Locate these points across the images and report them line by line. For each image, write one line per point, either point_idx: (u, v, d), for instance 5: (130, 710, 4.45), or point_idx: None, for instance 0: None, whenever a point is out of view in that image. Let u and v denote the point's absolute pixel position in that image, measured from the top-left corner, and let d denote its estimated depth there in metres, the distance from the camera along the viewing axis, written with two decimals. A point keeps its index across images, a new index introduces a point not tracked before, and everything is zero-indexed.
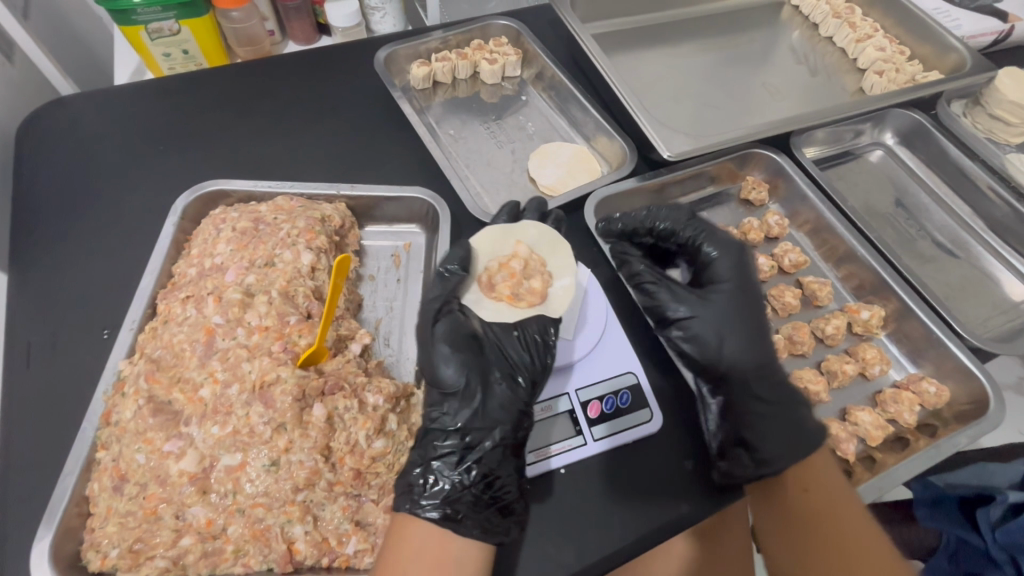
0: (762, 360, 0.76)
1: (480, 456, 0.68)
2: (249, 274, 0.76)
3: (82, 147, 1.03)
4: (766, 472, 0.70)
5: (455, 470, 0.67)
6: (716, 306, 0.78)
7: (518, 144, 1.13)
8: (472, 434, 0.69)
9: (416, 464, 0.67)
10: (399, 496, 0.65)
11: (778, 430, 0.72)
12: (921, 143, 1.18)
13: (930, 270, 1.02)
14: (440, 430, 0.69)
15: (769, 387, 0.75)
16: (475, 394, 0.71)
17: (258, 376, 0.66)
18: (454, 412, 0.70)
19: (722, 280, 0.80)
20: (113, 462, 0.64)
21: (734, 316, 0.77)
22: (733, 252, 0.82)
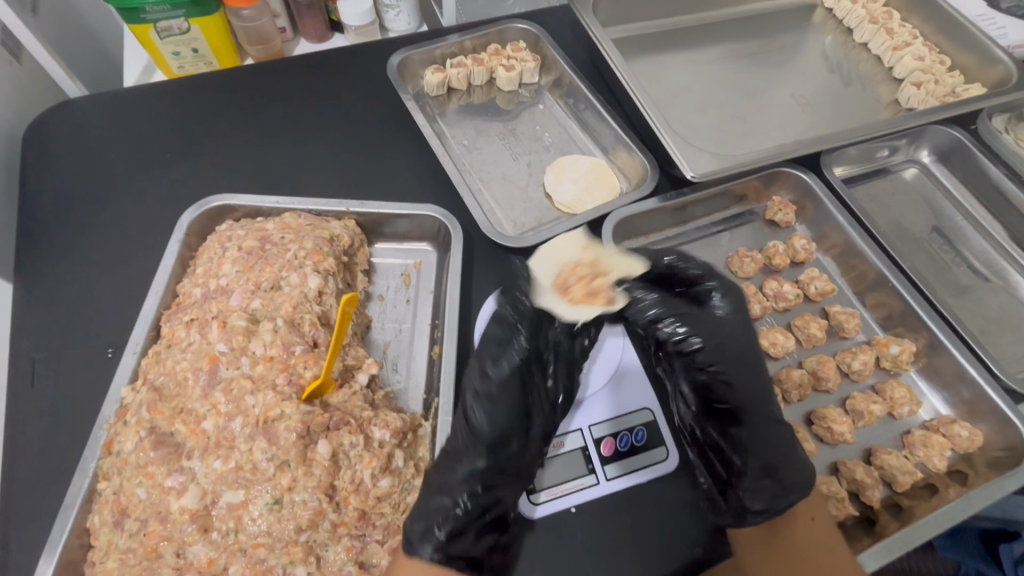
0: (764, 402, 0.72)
1: (506, 497, 0.67)
2: (254, 298, 0.73)
3: (89, 153, 1.01)
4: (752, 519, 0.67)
5: (482, 506, 0.66)
6: (729, 360, 0.72)
7: (534, 156, 1.09)
8: (509, 471, 0.68)
9: (444, 516, 0.63)
10: (416, 533, 0.62)
11: (786, 477, 0.68)
12: (959, 162, 1.12)
13: (963, 300, 0.97)
14: (482, 457, 0.67)
15: (776, 430, 0.71)
16: (513, 444, 0.68)
17: (262, 411, 0.64)
18: (501, 444, 0.68)
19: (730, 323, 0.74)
20: (114, 495, 0.63)
21: (743, 367, 0.72)
22: (735, 297, 0.76)
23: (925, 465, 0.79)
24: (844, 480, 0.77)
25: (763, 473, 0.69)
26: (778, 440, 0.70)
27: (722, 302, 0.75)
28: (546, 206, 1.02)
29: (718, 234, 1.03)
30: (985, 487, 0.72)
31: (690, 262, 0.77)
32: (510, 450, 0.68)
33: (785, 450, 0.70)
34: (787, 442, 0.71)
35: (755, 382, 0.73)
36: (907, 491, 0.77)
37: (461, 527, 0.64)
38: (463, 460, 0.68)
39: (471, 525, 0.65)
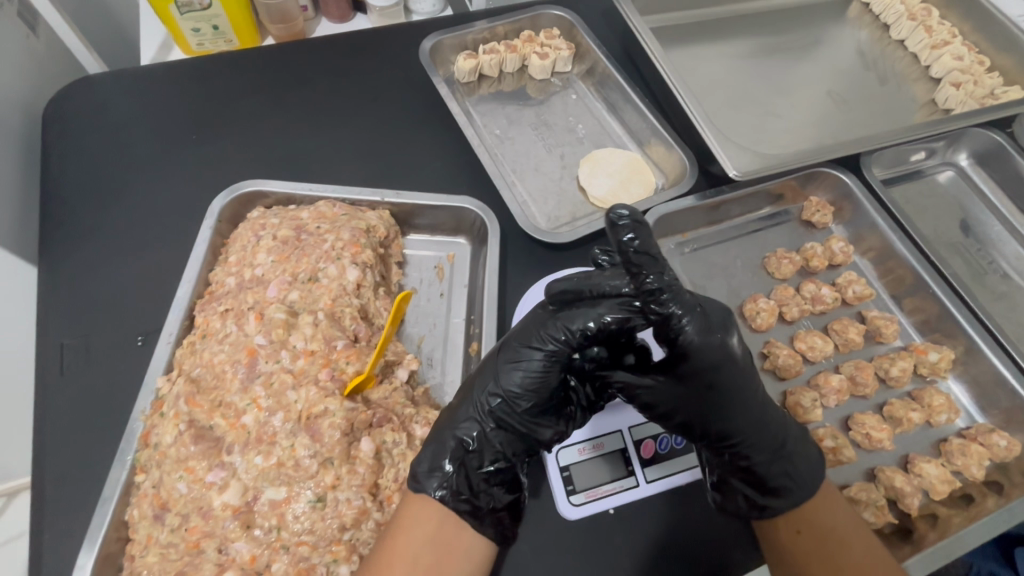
0: (755, 412, 0.66)
1: (514, 407, 0.65)
2: (292, 289, 0.72)
3: (113, 133, 0.97)
4: (760, 516, 0.67)
5: (468, 423, 0.66)
6: (702, 379, 0.64)
7: (568, 148, 1.06)
8: (536, 371, 0.65)
9: (429, 452, 0.63)
10: (421, 471, 0.62)
11: (783, 478, 0.67)
12: (998, 166, 1.10)
13: (1000, 307, 0.97)
14: (508, 359, 0.66)
15: (777, 471, 0.67)
16: (508, 360, 0.66)
17: (305, 407, 0.63)
18: (510, 349, 0.67)
19: (705, 338, 0.62)
20: (153, 488, 0.61)
21: (725, 379, 0.64)
22: (699, 320, 0.62)
23: (961, 474, 0.79)
24: (881, 487, 0.77)
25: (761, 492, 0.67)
26: (778, 440, 0.67)
27: (690, 319, 0.62)
28: (580, 200, 1.00)
29: (753, 233, 1.01)
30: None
31: (649, 264, 0.58)
32: (552, 339, 0.64)
33: (783, 440, 0.67)
34: (791, 439, 0.68)
35: (743, 390, 0.65)
36: (943, 499, 0.77)
37: (466, 436, 0.65)
38: (479, 376, 0.68)
39: (476, 432, 0.65)
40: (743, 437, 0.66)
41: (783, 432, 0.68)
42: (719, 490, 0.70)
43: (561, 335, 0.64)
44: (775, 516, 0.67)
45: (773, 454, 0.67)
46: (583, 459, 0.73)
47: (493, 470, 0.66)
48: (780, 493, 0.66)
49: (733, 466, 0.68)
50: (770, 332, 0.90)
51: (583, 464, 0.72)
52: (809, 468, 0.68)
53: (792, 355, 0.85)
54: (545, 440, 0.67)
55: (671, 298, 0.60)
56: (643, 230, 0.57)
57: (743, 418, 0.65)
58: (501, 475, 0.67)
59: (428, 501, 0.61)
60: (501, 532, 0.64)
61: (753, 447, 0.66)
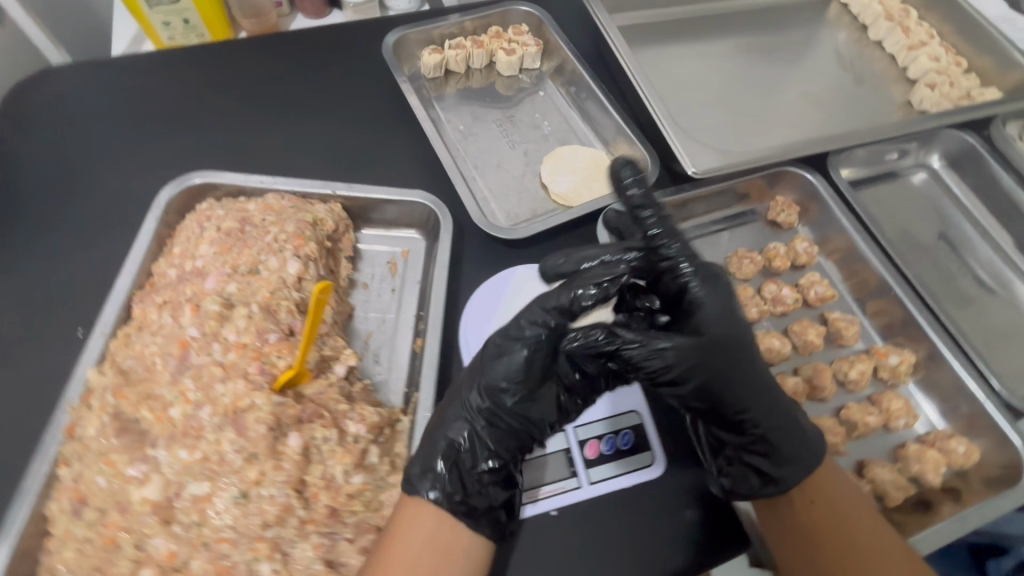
0: (762, 375, 0.65)
1: (499, 401, 0.65)
2: (230, 281, 0.71)
3: (70, 124, 0.97)
4: (776, 491, 0.65)
5: (459, 423, 0.65)
6: (717, 341, 0.62)
7: (532, 144, 1.05)
8: (520, 363, 0.64)
9: (423, 459, 0.63)
10: (414, 473, 0.62)
11: (793, 445, 0.66)
12: (970, 168, 1.08)
13: (967, 312, 0.95)
14: (491, 354, 0.65)
15: (785, 441, 0.66)
16: (489, 358, 0.65)
17: (231, 401, 0.62)
18: (491, 347, 0.66)
19: (710, 291, 0.63)
20: (74, 482, 0.60)
21: (734, 341, 0.63)
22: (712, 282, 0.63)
23: (918, 480, 0.77)
24: None
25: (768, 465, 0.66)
26: (784, 405, 0.66)
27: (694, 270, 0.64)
28: (541, 197, 0.98)
29: (718, 233, 0.99)
30: (983, 507, 0.70)
31: (653, 208, 0.66)
32: (531, 327, 0.63)
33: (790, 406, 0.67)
34: (793, 411, 0.68)
35: (751, 354, 0.64)
36: (900, 506, 0.75)
37: (457, 436, 0.65)
38: (467, 375, 0.68)
39: (467, 432, 0.65)
40: (753, 402, 0.64)
41: (785, 399, 0.68)
42: (726, 473, 0.69)
43: (538, 321, 0.63)
44: (789, 489, 0.65)
45: (781, 424, 0.66)
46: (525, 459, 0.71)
47: (491, 468, 0.64)
48: (791, 461, 0.65)
49: (745, 438, 0.67)
50: None
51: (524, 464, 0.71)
52: (816, 434, 0.68)
53: None
54: (537, 433, 0.66)
55: (672, 244, 0.65)
56: (642, 179, 0.68)
57: (751, 382, 0.64)
58: (498, 473, 0.64)
59: (421, 506, 0.60)
60: (500, 529, 0.62)
61: (762, 414, 0.65)
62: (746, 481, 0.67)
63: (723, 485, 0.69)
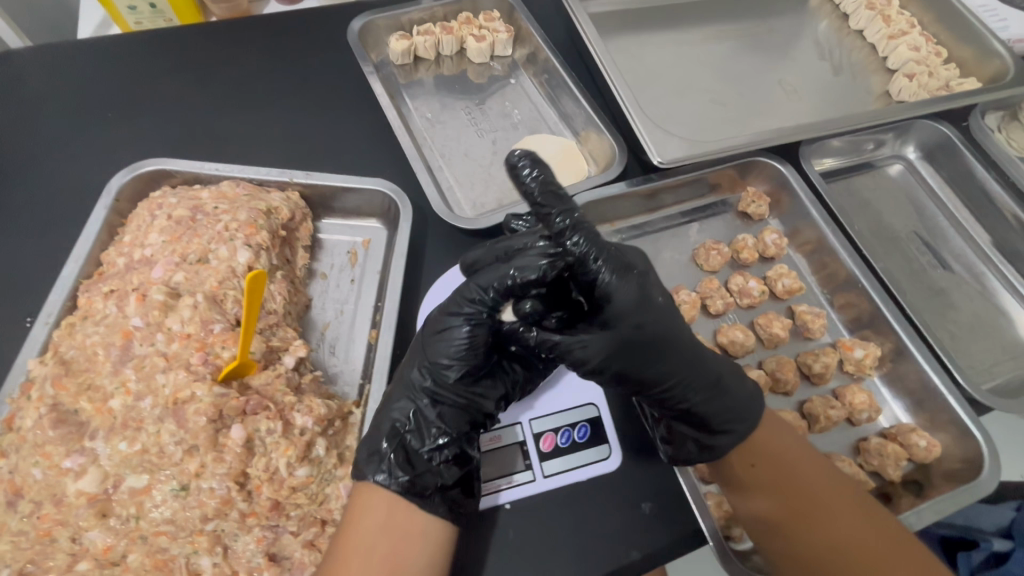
0: (686, 349, 0.63)
1: (443, 377, 0.65)
2: (178, 270, 0.69)
3: (25, 109, 0.94)
4: (712, 457, 0.66)
5: (401, 404, 0.65)
6: (631, 328, 0.60)
7: (501, 133, 1.03)
8: (461, 340, 0.63)
9: (373, 447, 0.63)
10: (362, 458, 0.62)
11: (724, 413, 0.65)
12: (945, 160, 1.07)
13: (937, 305, 0.94)
14: (432, 333, 0.65)
15: (718, 410, 0.65)
16: (430, 339, 0.65)
17: (172, 392, 0.60)
18: (432, 328, 0.66)
19: (620, 281, 0.59)
20: (10, 474, 0.59)
21: (649, 322, 0.60)
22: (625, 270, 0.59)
23: (878, 474, 0.76)
24: None
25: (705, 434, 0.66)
26: (712, 374, 0.65)
27: (602, 261, 0.58)
28: (509, 186, 0.96)
29: (687, 225, 0.98)
30: (941, 502, 0.70)
31: (556, 201, 0.59)
32: (470, 304, 0.62)
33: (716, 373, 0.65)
34: (723, 376, 0.66)
35: (669, 330, 0.62)
36: None
37: (400, 415, 0.65)
38: (410, 355, 0.68)
39: (410, 410, 0.65)
40: (677, 377, 0.63)
41: (713, 365, 0.66)
42: (668, 442, 0.70)
43: (476, 299, 0.61)
44: (726, 454, 0.67)
45: (712, 393, 0.65)
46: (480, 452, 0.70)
47: (440, 446, 0.64)
48: (724, 428, 0.66)
49: (675, 410, 0.66)
50: (694, 325, 0.87)
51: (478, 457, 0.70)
52: (746, 397, 0.67)
53: None
54: (486, 408, 0.67)
55: (579, 239, 0.57)
56: (545, 169, 0.60)
57: (675, 359, 0.62)
58: (447, 451, 0.64)
59: (372, 489, 0.60)
60: (456, 508, 0.62)
61: (690, 387, 0.64)
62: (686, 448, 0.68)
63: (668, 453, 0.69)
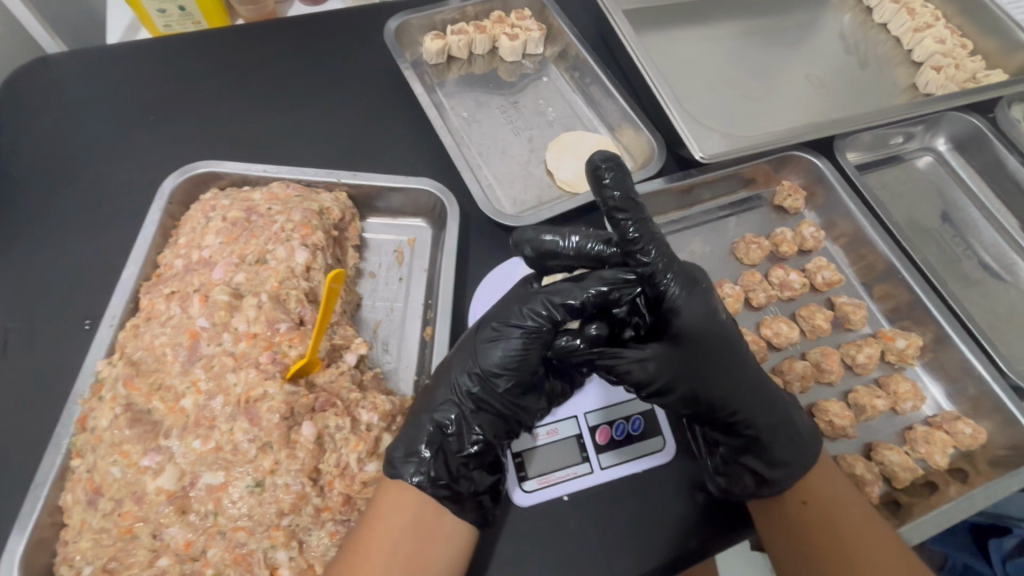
0: (748, 374, 0.66)
1: (492, 387, 0.64)
2: (238, 271, 0.70)
3: (67, 113, 0.95)
4: (770, 493, 0.66)
5: (447, 409, 0.64)
6: (700, 348, 0.62)
7: (536, 131, 1.04)
8: (515, 351, 0.63)
9: (412, 449, 0.62)
10: (397, 456, 0.62)
11: (783, 443, 0.67)
12: (976, 151, 1.08)
13: (973, 295, 0.95)
14: (485, 338, 0.64)
15: (776, 436, 0.67)
16: (482, 343, 0.64)
17: (244, 390, 0.62)
18: (483, 333, 0.65)
19: (691, 298, 0.61)
20: (88, 473, 0.60)
21: (715, 345, 0.63)
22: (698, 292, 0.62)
23: (925, 462, 0.78)
24: (843, 475, 0.76)
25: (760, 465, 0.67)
26: (772, 403, 0.67)
27: (671, 275, 0.60)
28: (547, 183, 0.98)
29: (724, 219, 0.99)
30: (989, 487, 0.71)
31: (632, 211, 0.59)
32: (533, 316, 0.62)
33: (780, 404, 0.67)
34: (783, 404, 0.68)
35: (736, 355, 0.64)
36: (907, 487, 0.76)
37: (444, 419, 0.64)
38: (456, 356, 0.66)
39: (455, 415, 0.64)
40: (741, 404, 0.65)
41: (773, 393, 0.68)
42: (722, 472, 0.70)
43: (542, 312, 0.61)
44: (784, 490, 0.66)
45: (769, 421, 0.67)
46: (537, 445, 0.72)
47: (475, 453, 0.64)
48: (782, 461, 0.66)
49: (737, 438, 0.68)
50: (736, 319, 0.89)
51: (536, 450, 0.71)
52: (803, 428, 0.69)
53: (756, 341, 0.84)
54: (525, 420, 0.67)
55: (654, 252, 0.59)
56: (622, 181, 0.60)
57: (738, 382, 0.65)
58: (482, 459, 0.64)
59: (404, 487, 0.60)
60: (482, 514, 0.63)
61: (752, 413, 0.66)
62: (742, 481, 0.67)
63: (720, 485, 0.69)
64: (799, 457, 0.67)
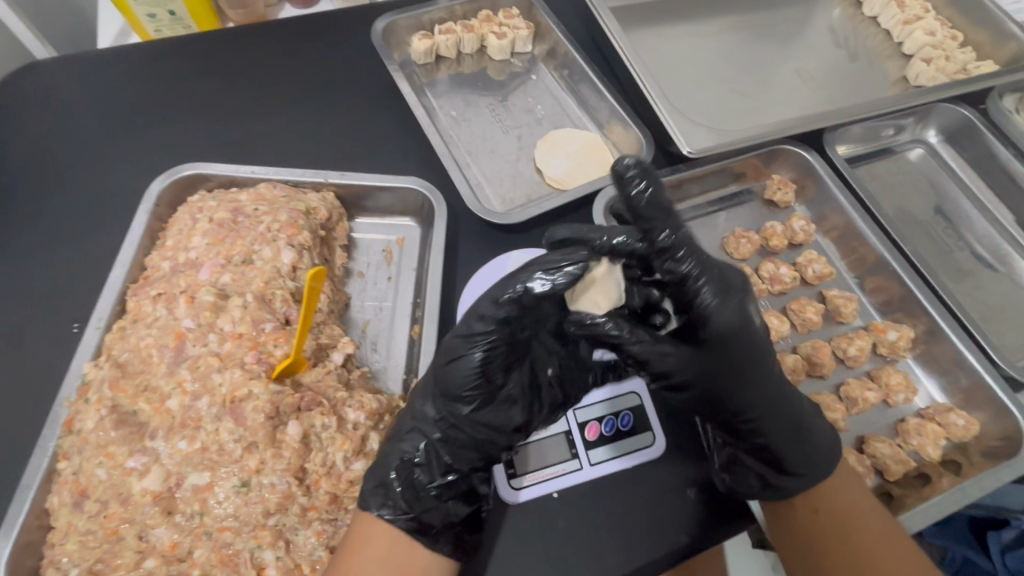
0: (771, 384, 0.65)
1: (455, 410, 0.62)
2: (224, 272, 0.70)
3: (56, 119, 0.95)
4: (773, 495, 0.67)
5: (413, 437, 0.64)
6: (725, 354, 0.61)
7: (526, 129, 1.04)
8: (476, 368, 0.60)
9: (387, 480, 0.61)
10: (366, 489, 0.61)
11: (796, 450, 0.66)
12: (967, 142, 1.08)
13: (966, 287, 0.94)
14: (444, 362, 0.62)
15: (794, 447, 0.66)
16: (440, 361, 0.63)
17: (229, 390, 0.61)
18: (438, 352, 0.64)
19: (724, 308, 0.59)
20: (74, 475, 0.60)
21: (742, 352, 0.62)
22: (733, 301, 0.59)
23: (918, 454, 0.77)
24: None
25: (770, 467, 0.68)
26: (792, 413, 0.67)
27: (707, 282, 0.58)
28: (537, 181, 0.98)
29: (714, 214, 0.99)
30: (981, 478, 0.70)
31: (664, 216, 0.57)
32: (485, 338, 0.59)
33: (801, 416, 0.66)
34: (803, 415, 0.67)
35: (759, 364, 0.63)
36: (900, 479, 0.75)
37: (410, 449, 0.63)
38: (419, 385, 0.66)
39: (421, 445, 0.63)
40: (758, 410, 0.65)
41: (795, 403, 0.67)
42: (728, 471, 0.70)
43: (494, 329, 0.59)
44: (792, 495, 0.67)
45: (789, 432, 0.66)
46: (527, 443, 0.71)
47: (446, 484, 0.64)
48: (795, 467, 0.67)
49: (749, 442, 0.68)
50: None
51: (525, 447, 0.71)
52: (823, 439, 0.68)
53: None
54: (500, 441, 0.64)
55: (688, 257, 0.57)
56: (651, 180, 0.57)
57: (760, 390, 0.64)
58: (453, 489, 0.64)
59: (375, 522, 0.59)
60: (462, 547, 0.62)
61: (768, 421, 0.66)
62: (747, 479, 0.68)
63: (725, 483, 0.69)
64: (813, 464, 0.67)
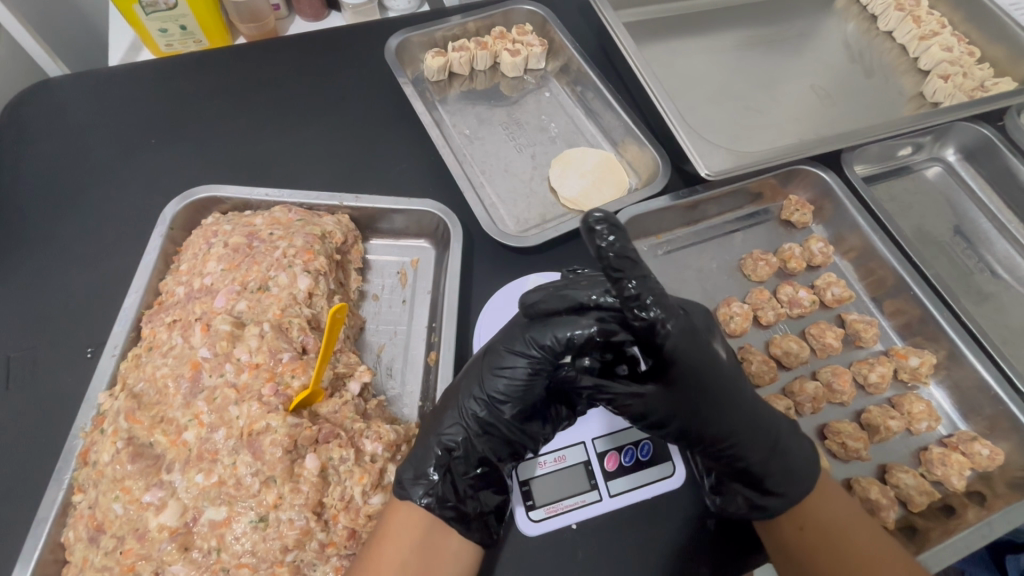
0: (747, 408, 0.63)
1: (499, 412, 0.64)
2: (240, 299, 0.69)
3: (70, 137, 0.95)
4: (764, 516, 0.64)
5: (451, 428, 0.65)
6: (693, 382, 0.60)
7: (539, 147, 1.03)
8: (521, 379, 0.63)
9: (429, 467, 0.62)
10: (406, 477, 0.62)
11: (782, 473, 0.64)
12: (986, 161, 1.06)
13: (986, 310, 0.93)
14: (492, 364, 0.65)
15: (779, 472, 0.64)
16: (489, 366, 0.65)
17: (246, 423, 0.61)
18: (485, 350, 0.67)
19: (688, 340, 0.58)
20: (90, 509, 0.60)
21: (711, 381, 0.61)
22: (692, 334, 0.58)
23: (942, 485, 0.76)
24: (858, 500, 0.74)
25: (757, 492, 0.66)
26: (770, 438, 0.65)
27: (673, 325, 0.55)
28: (551, 201, 0.97)
29: (731, 234, 0.98)
30: (1007, 512, 0.69)
31: (631, 267, 0.52)
32: (537, 346, 0.63)
33: (777, 432, 0.65)
34: (783, 437, 0.66)
35: (729, 391, 0.62)
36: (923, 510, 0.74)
37: (450, 440, 0.64)
38: (463, 380, 0.67)
39: (460, 435, 0.64)
40: (736, 436, 0.63)
41: (773, 423, 0.66)
42: (719, 492, 0.68)
43: (546, 344, 0.62)
44: (779, 514, 0.65)
45: (770, 457, 0.64)
46: (544, 474, 0.70)
47: (479, 476, 0.65)
48: (776, 490, 0.65)
49: (730, 468, 0.66)
50: (745, 337, 0.88)
51: (543, 478, 0.70)
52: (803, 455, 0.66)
53: (766, 361, 0.83)
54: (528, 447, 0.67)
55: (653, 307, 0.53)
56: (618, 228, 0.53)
57: (733, 414, 0.62)
58: (488, 478, 0.66)
59: (413, 507, 0.60)
60: (487, 534, 0.63)
61: (750, 445, 0.64)
62: (735, 500, 0.67)
63: (716, 502, 0.68)
64: (802, 483, 0.65)
